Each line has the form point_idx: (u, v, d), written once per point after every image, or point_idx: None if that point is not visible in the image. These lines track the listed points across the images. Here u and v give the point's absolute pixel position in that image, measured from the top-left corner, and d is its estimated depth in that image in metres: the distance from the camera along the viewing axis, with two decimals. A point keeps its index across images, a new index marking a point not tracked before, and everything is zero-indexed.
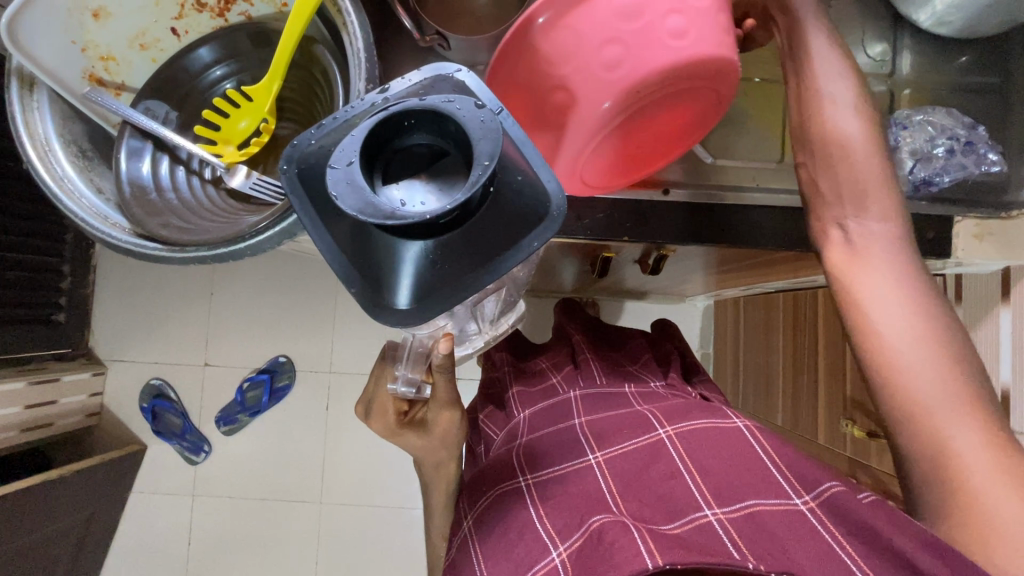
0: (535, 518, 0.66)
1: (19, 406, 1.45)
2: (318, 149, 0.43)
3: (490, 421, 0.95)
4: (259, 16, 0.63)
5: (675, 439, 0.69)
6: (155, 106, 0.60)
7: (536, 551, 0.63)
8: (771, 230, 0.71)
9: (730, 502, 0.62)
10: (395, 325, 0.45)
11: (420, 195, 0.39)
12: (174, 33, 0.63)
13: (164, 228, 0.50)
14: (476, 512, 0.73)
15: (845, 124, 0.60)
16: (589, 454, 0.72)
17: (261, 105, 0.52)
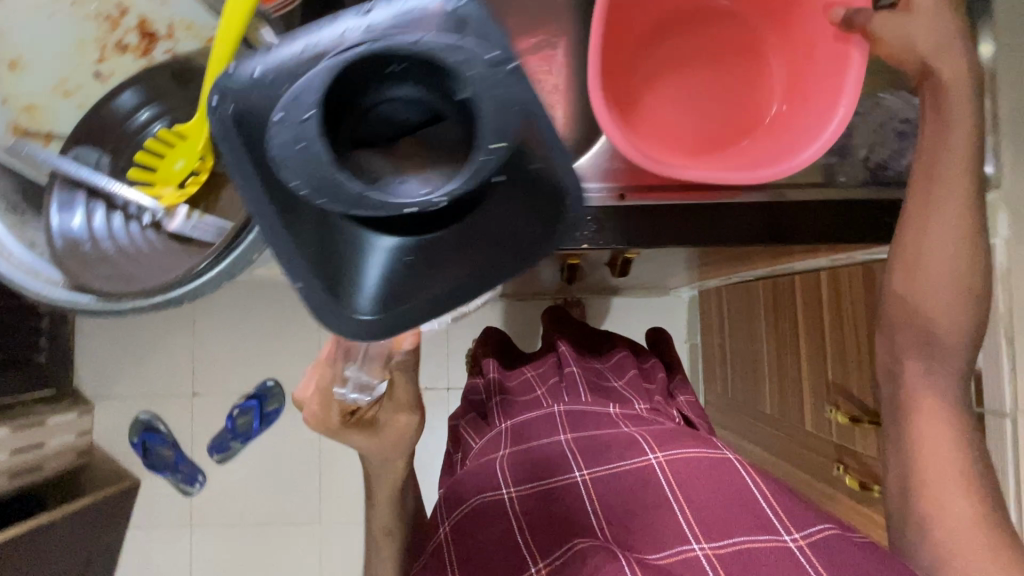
0: (517, 527, 0.69)
1: (6, 451, 1.43)
2: (262, 90, 0.33)
3: (474, 429, 0.94)
4: (184, 50, 0.61)
5: (667, 465, 0.70)
6: (88, 153, 0.59)
7: (518, 563, 0.67)
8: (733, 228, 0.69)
9: (721, 538, 0.63)
10: (348, 336, 0.37)
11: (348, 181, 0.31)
12: (99, 78, 0.62)
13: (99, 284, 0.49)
14: (459, 516, 0.75)
15: (935, 256, 0.60)
16: (575, 471, 0.73)
17: (193, 142, 0.51)
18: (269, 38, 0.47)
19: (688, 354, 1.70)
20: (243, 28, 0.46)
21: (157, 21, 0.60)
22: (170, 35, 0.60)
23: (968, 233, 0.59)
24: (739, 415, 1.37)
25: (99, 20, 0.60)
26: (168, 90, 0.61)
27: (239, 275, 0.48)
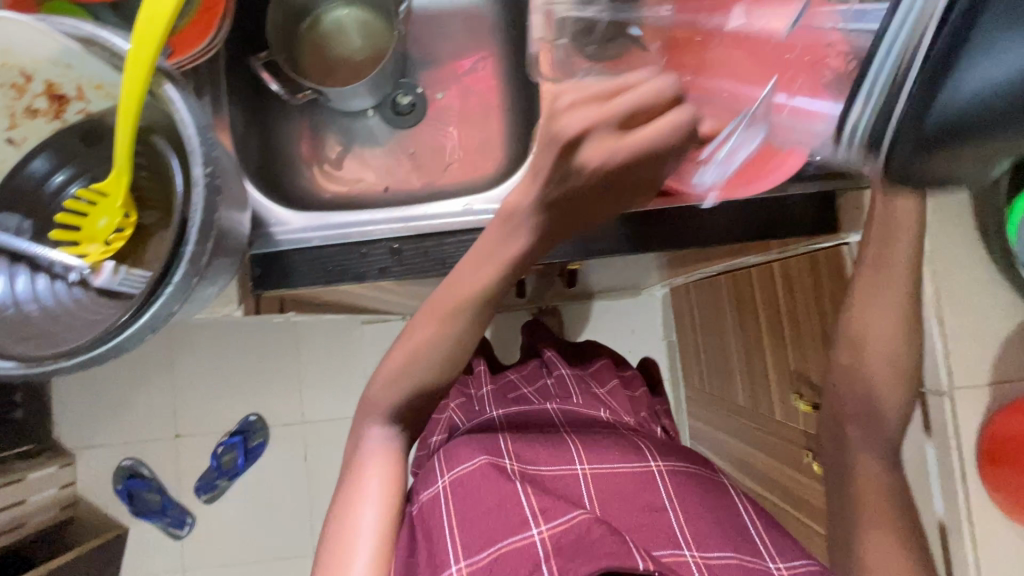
0: (520, 492, 0.63)
1: None
2: None
3: (461, 411, 0.86)
4: (100, 110, 0.52)
5: (665, 474, 0.71)
6: (5, 219, 0.51)
7: (515, 524, 0.60)
8: (671, 230, 0.66)
9: (713, 549, 0.63)
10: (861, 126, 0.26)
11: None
12: (11, 143, 0.51)
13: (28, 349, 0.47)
14: (453, 472, 0.67)
15: (875, 319, 0.61)
16: (574, 464, 0.71)
17: (113, 199, 0.51)
18: (170, 95, 0.47)
19: (666, 352, 1.72)
20: (147, 86, 0.46)
21: (62, 83, 0.50)
22: (80, 93, 0.50)
23: (907, 316, 0.60)
24: (717, 409, 1.38)
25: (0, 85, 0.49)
26: (80, 153, 0.52)
27: (163, 327, 0.48)
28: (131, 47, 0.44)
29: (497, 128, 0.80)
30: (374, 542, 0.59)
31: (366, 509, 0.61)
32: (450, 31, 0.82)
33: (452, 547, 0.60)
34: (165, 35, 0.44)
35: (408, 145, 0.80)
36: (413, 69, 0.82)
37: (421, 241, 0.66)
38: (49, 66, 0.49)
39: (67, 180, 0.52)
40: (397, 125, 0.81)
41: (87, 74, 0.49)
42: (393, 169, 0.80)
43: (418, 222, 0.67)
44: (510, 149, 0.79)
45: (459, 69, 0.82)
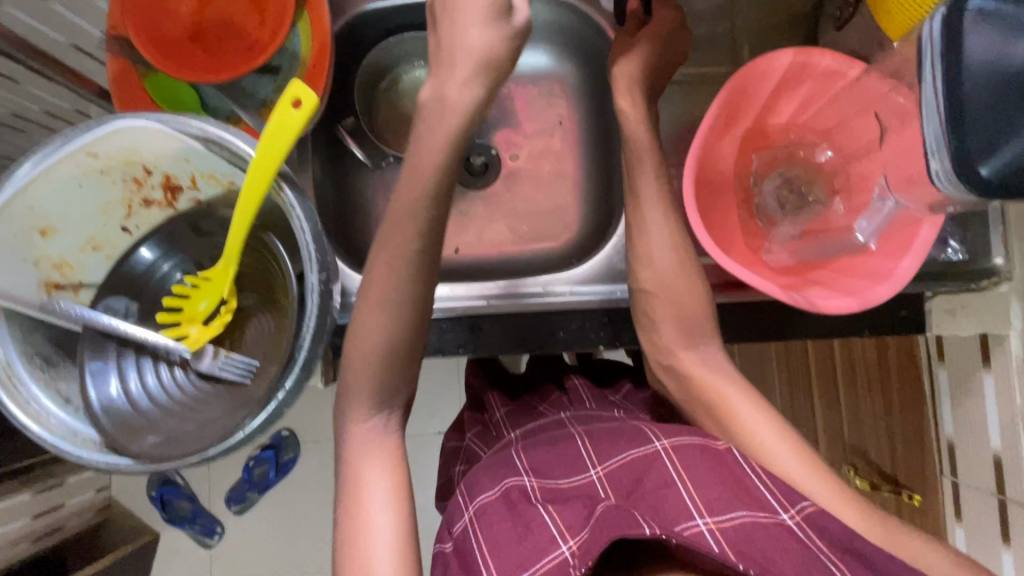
0: (541, 511, 0.53)
1: (28, 516, 1.34)
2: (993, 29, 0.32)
3: (479, 439, 0.74)
4: (211, 199, 0.52)
5: (673, 453, 0.54)
6: (116, 302, 0.52)
7: (541, 546, 0.49)
8: (750, 318, 0.65)
9: (725, 510, 0.49)
10: (956, 169, 0.33)
11: (970, 69, 0.32)
12: (125, 231, 0.51)
13: (150, 446, 0.47)
14: (475, 502, 0.56)
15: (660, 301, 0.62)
16: (588, 470, 0.57)
17: (220, 286, 0.52)
18: (289, 197, 0.47)
19: None
20: (266, 190, 0.47)
21: (181, 175, 0.50)
22: (194, 183, 0.50)
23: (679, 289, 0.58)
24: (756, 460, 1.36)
25: (124, 182, 0.48)
26: (186, 242, 0.53)
27: (271, 427, 0.47)
28: (256, 155, 0.45)
29: (570, 194, 0.80)
30: (391, 547, 0.48)
31: (376, 511, 0.49)
32: (525, 92, 0.81)
33: (483, 564, 0.50)
34: (291, 145, 0.45)
35: (479, 208, 0.80)
36: (488, 131, 0.81)
37: (500, 319, 0.66)
38: (171, 162, 0.48)
39: (174, 267, 0.53)
40: (468, 184, 0.80)
41: (205, 167, 0.49)
42: (463, 229, 0.80)
43: (496, 300, 0.67)
44: (583, 218, 0.79)
45: (535, 131, 0.81)
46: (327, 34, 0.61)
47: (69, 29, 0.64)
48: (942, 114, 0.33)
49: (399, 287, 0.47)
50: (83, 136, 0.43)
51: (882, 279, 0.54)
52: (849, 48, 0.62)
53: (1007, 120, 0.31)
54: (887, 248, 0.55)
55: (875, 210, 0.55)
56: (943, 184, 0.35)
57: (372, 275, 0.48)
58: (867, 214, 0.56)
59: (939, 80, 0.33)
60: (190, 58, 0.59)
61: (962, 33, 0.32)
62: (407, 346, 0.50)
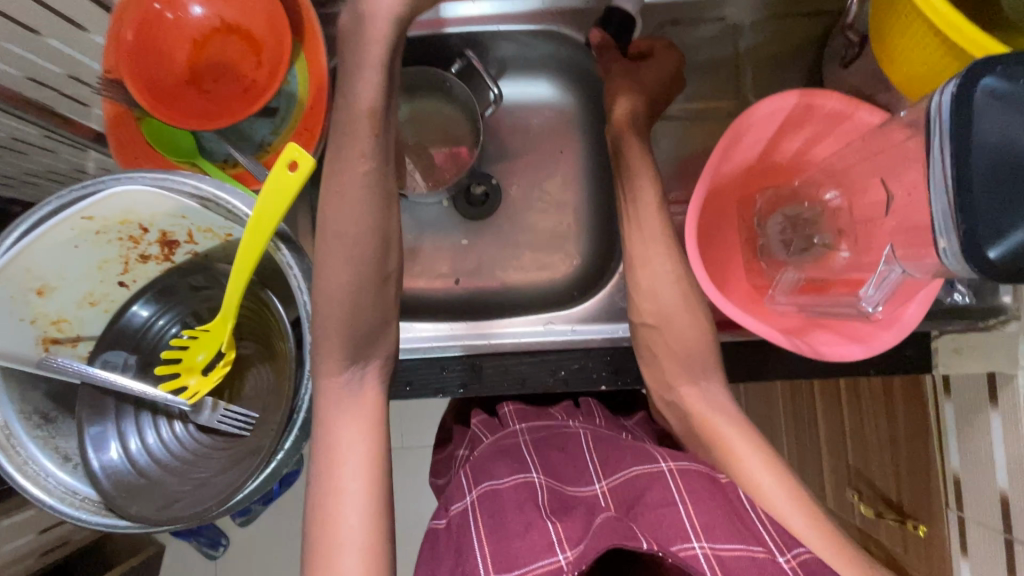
0: (545, 518, 0.52)
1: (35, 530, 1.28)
2: (994, 120, 0.33)
3: (484, 426, 0.70)
4: (208, 252, 0.52)
5: (679, 475, 0.54)
6: (114, 356, 0.51)
7: (537, 550, 0.49)
8: (754, 358, 0.64)
9: (722, 538, 0.48)
10: (963, 251, 0.34)
11: (980, 152, 0.33)
12: (122, 285, 0.51)
13: (149, 508, 0.46)
14: (479, 485, 0.55)
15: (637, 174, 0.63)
16: (593, 483, 0.57)
17: (217, 339, 0.52)
18: (286, 257, 0.47)
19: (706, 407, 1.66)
20: (263, 249, 0.46)
21: (177, 231, 0.49)
22: (190, 237, 0.50)
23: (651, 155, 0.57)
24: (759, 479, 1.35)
25: (120, 240, 0.48)
26: (184, 295, 0.52)
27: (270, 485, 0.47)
28: (252, 217, 0.44)
29: (571, 224, 0.79)
30: (363, 540, 0.45)
31: (349, 508, 0.45)
32: (527, 122, 0.80)
33: (478, 558, 0.49)
34: (287, 208, 0.44)
35: (480, 239, 0.80)
36: (488, 160, 0.80)
37: (500, 358, 0.66)
38: (166, 219, 0.48)
39: (171, 320, 0.53)
40: (467, 214, 0.79)
41: (201, 222, 0.49)
42: (463, 260, 0.79)
43: (499, 341, 0.68)
44: (584, 249, 0.79)
45: (536, 160, 0.80)
46: (325, 76, 0.61)
47: (68, 66, 0.64)
48: (952, 194, 0.34)
49: (360, 217, 0.44)
50: (80, 200, 0.43)
51: (887, 326, 0.55)
52: (856, 86, 0.61)
53: (1012, 205, 0.33)
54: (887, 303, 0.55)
55: (882, 280, 0.51)
56: (950, 258, 0.36)
57: (332, 207, 0.44)
58: (874, 282, 0.51)
59: (950, 156, 0.34)
60: (186, 102, 0.59)
61: (970, 115, 0.33)
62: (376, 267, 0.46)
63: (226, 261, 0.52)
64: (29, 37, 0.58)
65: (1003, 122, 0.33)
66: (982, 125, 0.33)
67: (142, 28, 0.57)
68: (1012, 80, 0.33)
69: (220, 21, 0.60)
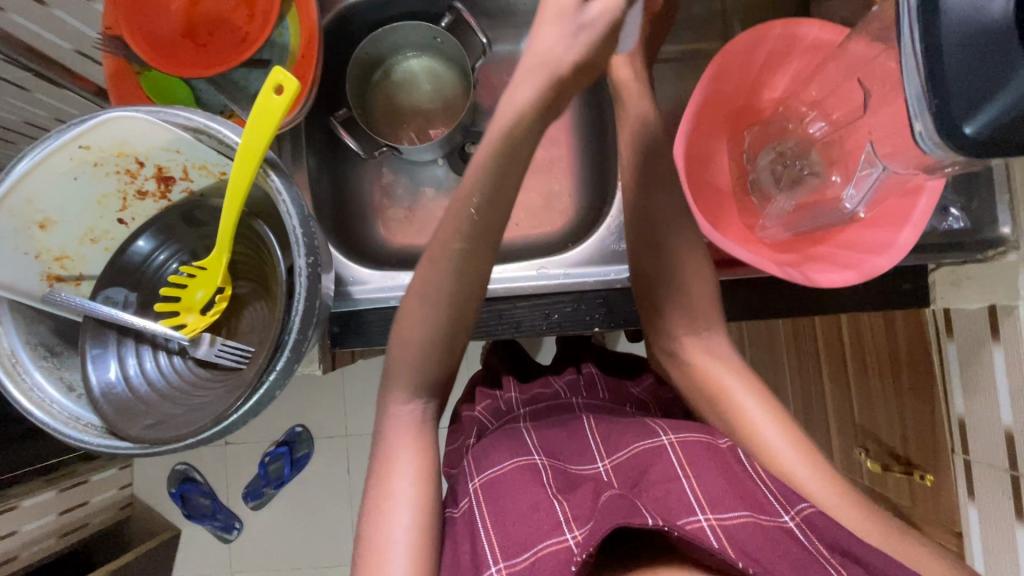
0: (551, 498, 0.53)
1: (56, 512, 1.21)
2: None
3: (489, 412, 0.72)
4: (203, 191, 0.53)
5: (680, 447, 0.55)
6: (115, 292, 0.53)
7: (545, 530, 0.49)
8: (749, 297, 0.64)
9: (728, 508, 0.49)
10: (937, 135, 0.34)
11: (948, 28, 0.32)
12: (121, 223, 0.53)
13: (148, 430, 0.48)
14: (482, 475, 0.57)
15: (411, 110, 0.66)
16: (595, 462, 0.58)
17: (214, 274, 0.53)
18: (275, 183, 0.48)
19: None
20: (253, 177, 0.47)
21: (172, 167, 0.51)
22: (185, 175, 0.52)
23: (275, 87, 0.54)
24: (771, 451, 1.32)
25: (118, 174, 0.49)
26: (181, 233, 0.54)
27: (264, 410, 0.49)
28: (242, 143, 0.46)
29: (565, 180, 0.80)
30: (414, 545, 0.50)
31: (398, 527, 0.51)
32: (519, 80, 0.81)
33: (487, 550, 0.49)
34: (274, 131, 0.45)
35: None
36: (482, 119, 0.81)
37: (493, 304, 0.67)
38: (161, 154, 0.49)
39: (170, 259, 0.54)
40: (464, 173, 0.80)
41: (195, 158, 0.50)
42: None
43: (491, 286, 0.67)
44: (579, 203, 0.79)
45: None
46: (315, 26, 0.62)
47: (72, 34, 0.66)
48: (923, 75, 0.34)
49: (453, 274, 0.48)
50: (75, 128, 0.45)
51: (881, 251, 0.54)
52: (841, 17, 0.62)
53: (983, 76, 0.32)
54: (877, 233, 0.56)
55: (863, 179, 0.52)
56: (928, 146, 0.36)
57: (423, 272, 0.49)
58: (855, 181, 0.53)
59: (917, 39, 0.34)
60: (181, 53, 0.60)
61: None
62: (455, 317, 0.51)
63: (219, 199, 0.53)
64: (35, 5, 0.61)
65: None
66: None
67: None
68: None
69: None
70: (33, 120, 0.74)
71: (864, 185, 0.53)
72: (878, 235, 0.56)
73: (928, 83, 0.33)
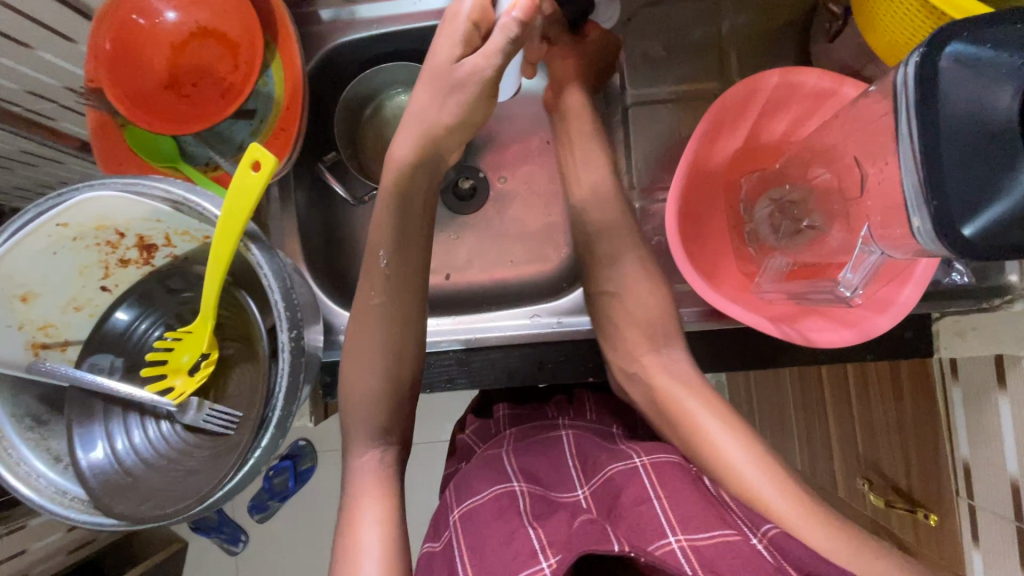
0: (526, 525, 0.51)
1: (63, 530, 1.21)
2: (955, 91, 0.31)
3: (476, 435, 0.73)
4: (187, 255, 0.52)
5: (652, 469, 0.53)
6: (101, 359, 0.52)
7: (521, 560, 0.47)
8: (747, 350, 0.62)
9: (698, 527, 0.47)
10: (937, 231, 0.32)
11: (948, 124, 0.31)
12: (105, 289, 0.52)
13: (134, 506, 0.47)
14: (462, 505, 0.56)
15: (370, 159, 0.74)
16: (576, 490, 0.57)
17: (199, 340, 0.52)
18: (256, 257, 0.47)
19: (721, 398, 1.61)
20: (233, 250, 0.47)
21: (154, 234, 0.50)
22: (168, 241, 0.51)
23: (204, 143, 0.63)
24: None
25: (98, 246, 0.49)
26: (163, 298, 0.53)
27: (251, 482, 0.48)
28: (221, 218, 0.45)
29: (560, 215, 0.78)
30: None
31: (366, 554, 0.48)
32: (515, 113, 0.79)
33: None
34: (253, 208, 0.44)
35: (470, 230, 0.79)
36: (475, 153, 0.80)
37: (486, 352, 0.66)
38: (141, 224, 0.48)
39: (155, 323, 0.54)
40: (457, 210, 0.79)
41: (177, 226, 0.49)
42: (452, 255, 0.79)
43: (486, 333, 0.66)
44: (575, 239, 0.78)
45: (523, 151, 0.79)
46: (299, 77, 0.61)
47: (58, 74, 0.65)
48: (919, 167, 0.32)
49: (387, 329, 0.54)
50: (53, 207, 0.44)
51: (881, 311, 0.53)
52: (843, 61, 0.60)
53: (985, 174, 0.31)
54: (877, 291, 0.54)
55: (863, 259, 0.49)
56: (925, 239, 0.34)
57: (355, 329, 0.55)
58: (853, 265, 0.50)
59: (916, 130, 0.32)
60: (165, 105, 0.59)
61: (938, 81, 0.32)
62: (392, 374, 0.55)
63: (203, 263, 0.52)
64: (21, 51, 0.59)
65: (966, 88, 0.31)
66: (945, 90, 0.31)
67: (119, 35, 0.58)
68: (980, 43, 0.31)
69: (197, 26, 0.60)
70: (29, 149, 0.71)
71: (865, 263, 0.49)
72: (874, 295, 0.54)
73: (927, 176, 0.32)
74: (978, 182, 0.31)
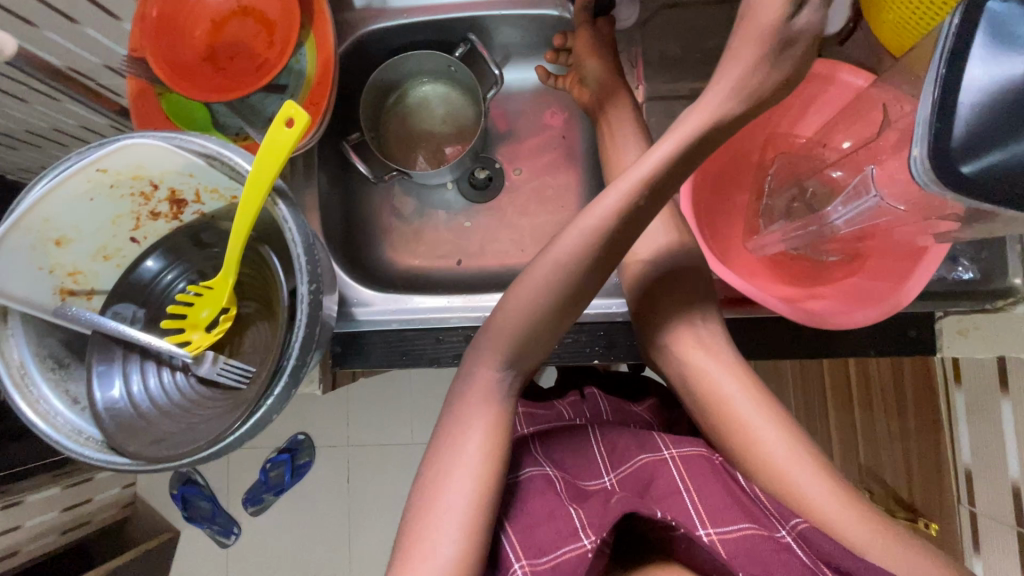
0: (567, 506, 0.49)
1: (57, 509, 1.20)
2: (989, 39, 0.32)
3: None
4: (214, 213, 0.55)
5: (681, 461, 0.54)
6: (124, 309, 0.54)
7: (562, 534, 0.46)
8: (748, 335, 0.64)
9: (728, 521, 0.48)
10: (939, 172, 0.34)
11: (971, 75, 0.33)
12: (134, 241, 0.55)
13: (146, 447, 0.49)
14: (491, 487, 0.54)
15: (404, 155, 0.81)
16: (601, 477, 0.55)
17: (219, 295, 0.54)
18: (282, 212, 0.49)
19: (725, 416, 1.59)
20: (261, 205, 0.49)
21: (185, 189, 0.52)
22: (197, 199, 0.53)
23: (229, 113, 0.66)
24: None
25: (132, 196, 0.51)
26: (189, 253, 0.56)
27: (262, 430, 0.50)
28: (251, 172, 0.47)
29: (573, 208, 0.80)
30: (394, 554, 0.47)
31: (454, 491, 0.45)
32: (532, 107, 0.82)
33: (510, 552, 0.47)
34: (282, 163, 0.47)
35: (482, 219, 0.81)
36: (492, 144, 0.82)
37: None
38: (175, 177, 0.51)
39: (179, 276, 0.56)
40: (472, 198, 0.81)
41: (208, 182, 0.51)
42: (466, 241, 0.81)
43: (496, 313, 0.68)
44: None
45: (540, 145, 0.82)
46: (331, 54, 0.64)
47: (100, 49, 0.68)
48: (933, 110, 0.34)
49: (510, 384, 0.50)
50: (94, 152, 0.46)
51: (875, 303, 0.54)
52: (855, 60, 0.63)
53: (1000, 122, 0.32)
54: (887, 279, 0.56)
55: (852, 199, 0.53)
56: (918, 177, 0.36)
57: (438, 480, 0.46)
58: (844, 197, 0.53)
59: (940, 70, 0.34)
60: (202, 76, 0.62)
61: (974, 35, 0.33)
62: (578, 286, 0.49)
63: (229, 220, 0.55)
64: (69, 25, 0.63)
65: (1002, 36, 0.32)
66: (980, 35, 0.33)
67: (165, 7, 0.61)
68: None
69: (238, 4, 0.64)
70: (61, 129, 0.76)
71: (856, 203, 0.52)
72: (885, 281, 0.56)
73: (938, 117, 0.34)
74: (989, 129, 0.33)
